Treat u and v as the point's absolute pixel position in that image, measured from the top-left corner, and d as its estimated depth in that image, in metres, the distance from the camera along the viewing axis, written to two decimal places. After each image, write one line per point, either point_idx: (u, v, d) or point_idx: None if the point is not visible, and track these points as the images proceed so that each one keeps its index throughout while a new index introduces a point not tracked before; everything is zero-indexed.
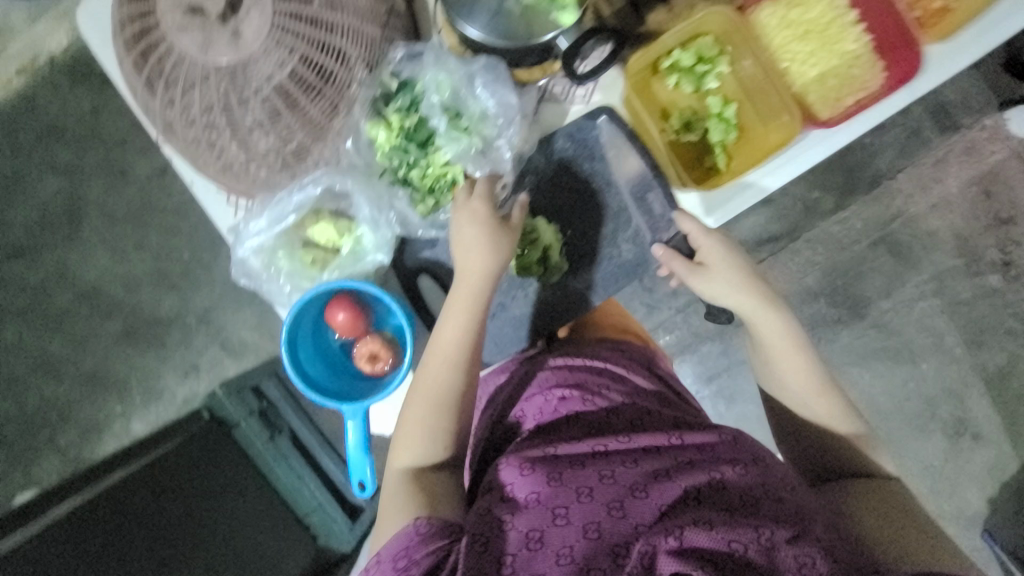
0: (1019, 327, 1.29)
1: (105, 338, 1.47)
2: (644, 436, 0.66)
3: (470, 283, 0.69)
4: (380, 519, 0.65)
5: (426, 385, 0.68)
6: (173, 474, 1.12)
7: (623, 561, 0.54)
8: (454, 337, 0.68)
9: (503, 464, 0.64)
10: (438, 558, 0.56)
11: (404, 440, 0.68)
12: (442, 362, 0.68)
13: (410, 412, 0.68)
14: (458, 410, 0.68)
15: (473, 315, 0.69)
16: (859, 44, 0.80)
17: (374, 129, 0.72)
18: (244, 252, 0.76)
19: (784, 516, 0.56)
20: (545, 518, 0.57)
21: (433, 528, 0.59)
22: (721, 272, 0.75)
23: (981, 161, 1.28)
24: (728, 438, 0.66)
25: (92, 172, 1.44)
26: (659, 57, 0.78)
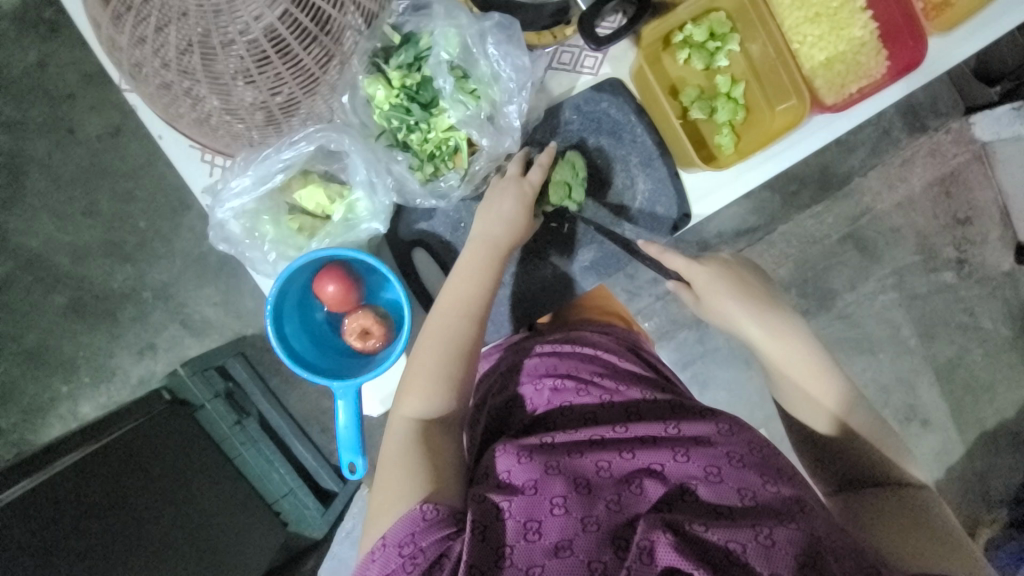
0: (969, 322, 1.37)
1: (49, 313, 1.34)
2: (641, 426, 0.62)
3: (491, 240, 0.69)
4: (380, 482, 0.58)
5: (437, 336, 0.65)
6: (133, 455, 1.03)
7: (624, 554, 0.50)
8: (467, 290, 0.67)
9: (499, 450, 0.60)
10: (445, 546, 0.51)
11: (413, 384, 0.63)
12: (459, 309, 0.66)
13: (419, 364, 0.64)
14: (468, 365, 0.65)
15: (488, 271, 0.68)
16: (866, 30, 0.80)
17: (372, 85, 0.67)
18: (224, 215, 0.71)
19: (784, 511, 0.54)
20: (541, 506, 0.53)
21: (442, 512, 0.53)
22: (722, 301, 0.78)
23: (945, 162, 1.33)
24: (725, 426, 0.63)
25: (36, 128, 1.29)
26: (671, 31, 0.76)
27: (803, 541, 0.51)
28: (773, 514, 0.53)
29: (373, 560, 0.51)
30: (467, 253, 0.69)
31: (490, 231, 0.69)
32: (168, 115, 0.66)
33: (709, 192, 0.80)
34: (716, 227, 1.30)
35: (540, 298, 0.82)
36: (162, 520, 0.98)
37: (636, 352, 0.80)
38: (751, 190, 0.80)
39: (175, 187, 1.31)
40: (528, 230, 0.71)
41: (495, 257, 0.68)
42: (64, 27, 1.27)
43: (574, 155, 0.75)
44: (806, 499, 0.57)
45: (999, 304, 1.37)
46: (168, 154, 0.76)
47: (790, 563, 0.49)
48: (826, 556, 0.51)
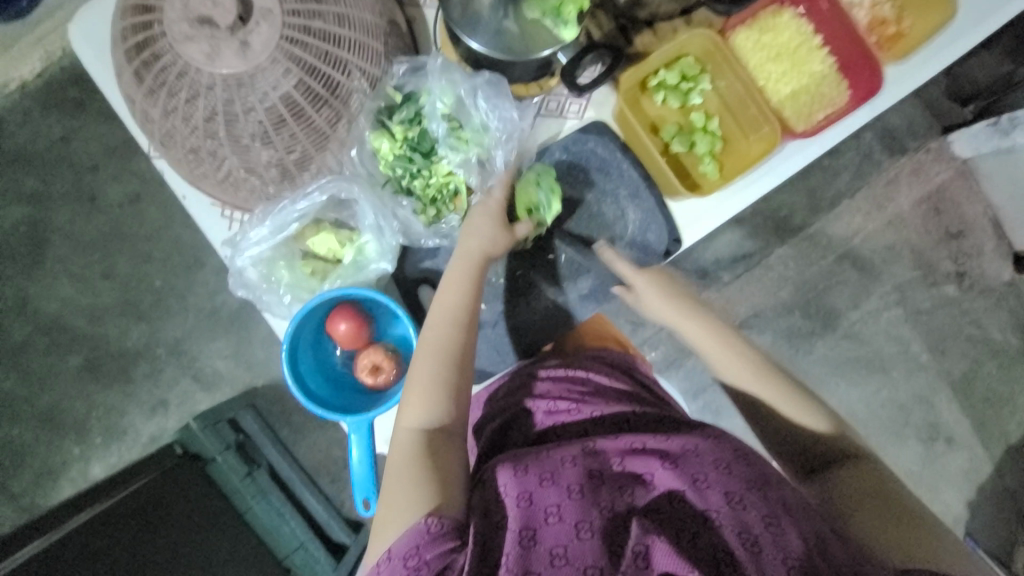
0: (978, 334, 1.37)
1: (66, 374, 1.37)
2: (632, 437, 0.64)
3: (470, 254, 0.71)
4: (386, 503, 0.58)
5: (428, 348, 0.66)
6: (131, 527, 1.00)
7: (619, 560, 0.50)
8: (453, 301, 0.68)
9: (498, 465, 0.60)
10: (449, 558, 0.50)
11: (411, 398, 0.64)
12: (448, 320, 0.67)
13: (414, 376, 0.65)
14: (461, 371, 0.66)
15: (470, 280, 0.70)
16: (825, 64, 0.87)
17: (377, 139, 0.73)
18: (242, 263, 0.76)
19: (773, 515, 0.53)
20: (535, 515, 0.53)
21: (446, 524, 0.53)
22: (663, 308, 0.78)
23: (928, 180, 1.39)
24: (711, 435, 0.63)
25: (62, 198, 1.38)
26: (646, 76, 0.84)
27: (798, 547, 0.50)
28: (760, 517, 0.52)
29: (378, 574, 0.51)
30: (452, 268, 0.71)
31: (474, 245, 0.71)
32: (193, 176, 0.72)
33: (695, 219, 0.85)
34: (712, 255, 1.34)
35: (542, 328, 0.86)
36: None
37: (631, 373, 0.81)
38: (734, 212, 0.84)
39: (190, 245, 1.38)
40: (510, 247, 0.75)
41: (473, 268, 0.70)
42: (90, 106, 1.39)
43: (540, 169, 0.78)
44: (796, 499, 0.56)
45: (1006, 314, 1.38)
46: (189, 211, 0.82)
47: (780, 568, 0.49)
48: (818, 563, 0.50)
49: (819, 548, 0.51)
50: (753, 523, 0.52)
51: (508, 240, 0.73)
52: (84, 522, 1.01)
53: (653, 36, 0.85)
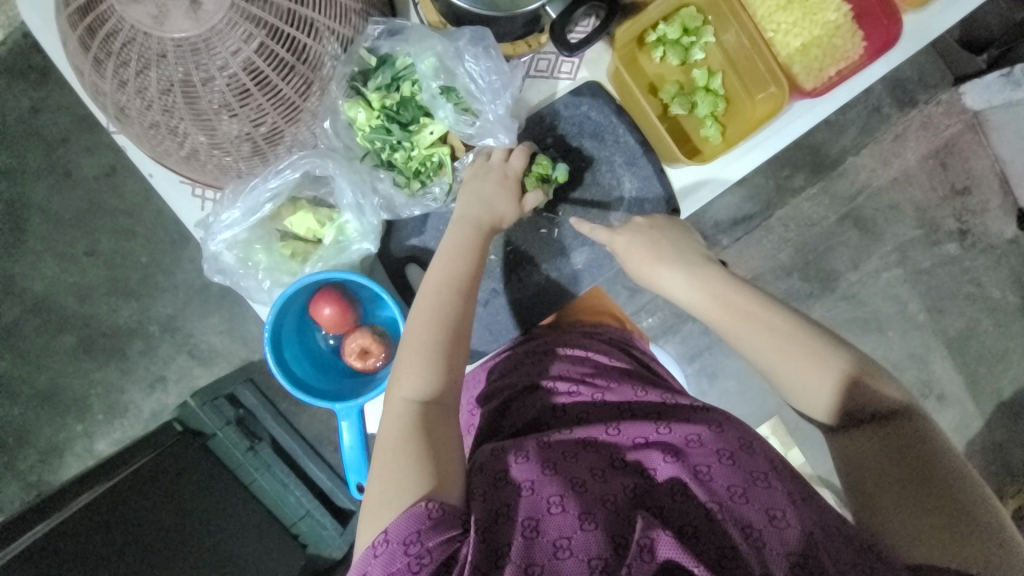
0: (977, 292, 1.35)
1: (60, 354, 1.36)
2: (632, 426, 0.63)
3: (473, 227, 0.68)
4: (377, 478, 0.55)
5: (424, 317, 0.63)
6: (135, 506, 1.01)
7: (623, 551, 0.50)
8: (452, 268, 0.66)
9: (499, 451, 0.60)
10: (453, 547, 0.49)
11: (408, 365, 0.61)
12: (449, 288, 0.65)
13: (407, 348, 0.63)
14: (459, 341, 0.63)
15: (471, 248, 0.67)
16: (840, 13, 0.80)
17: (352, 109, 0.67)
18: (217, 247, 0.72)
19: (777, 510, 0.54)
20: (538, 505, 0.53)
21: (447, 511, 0.51)
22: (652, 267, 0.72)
23: (937, 134, 1.32)
24: (714, 424, 0.63)
25: (35, 173, 1.32)
26: (644, 31, 0.77)
27: (798, 541, 0.51)
28: (764, 513, 0.53)
29: (374, 557, 0.49)
30: (450, 233, 0.69)
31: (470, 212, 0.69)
32: (157, 154, 0.67)
33: (694, 187, 0.80)
34: (711, 217, 1.30)
35: (536, 303, 0.83)
36: (181, 559, 0.98)
37: (629, 351, 0.80)
38: (736, 179, 0.80)
39: (173, 220, 1.33)
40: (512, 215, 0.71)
41: (478, 235, 0.68)
42: (54, 73, 1.30)
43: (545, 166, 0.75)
44: (794, 492, 0.57)
45: (1006, 272, 1.36)
46: (159, 191, 0.77)
47: (781, 564, 0.50)
48: (822, 558, 0.51)
49: (824, 540, 0.52)
50: (756, 519, 0.53)
51: (517, 210, 0.71)
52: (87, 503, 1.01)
53: None
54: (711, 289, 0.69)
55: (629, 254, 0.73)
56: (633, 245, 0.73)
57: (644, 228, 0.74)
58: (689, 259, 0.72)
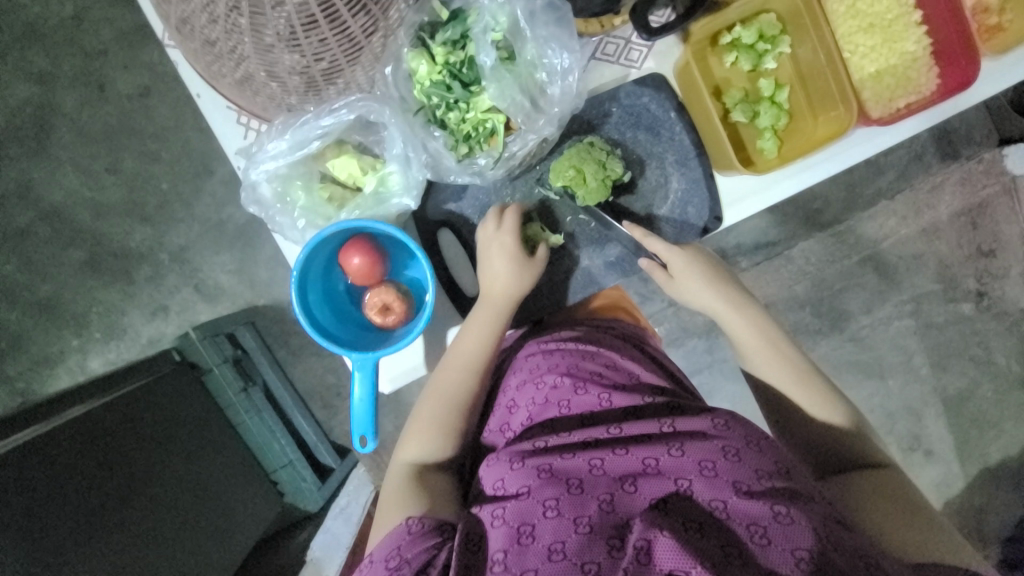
0: (982, 356, 1.35)
1: (67, 267, 1.35)
2: (636, 424, 0.62)
3: (491, 303, 0.73)
4: (379, 513, 0.64)
5: (440, 384, 0.71)
6: (98, 454, 0.92)
7: (619, 554, 0.50)
8: (467, 344, 0.72)
9: (493, 461, 0.62)
10: (430, 555, 0.54)
11: (415, 430, 0.70)
12: (460, 363, 0.72)
13: (422, 407, 0.71)
14: (463, 411, 0.71)
15: (492, 331, 0.73)
16: (920, 45, 0.78)
17: (415, 60, 0.66)
18: (257, 177, 0.71)
19: (782, 505, 0.51)
20: (534, 510, 0.54)
21: (427, 524, 0.57)
22: (690, 284, 0.77)
23: (974, 192, 1.31)
24: (719, 421, 0.61)
25: (69, 81, 1.30)
26: (719, 31, 0.75)
27: (806, 540, 0.49)
28: (768, 509, 0.51)
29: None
30: (476, 309, 0.74)
31: (490, 290, 0.73)
32: (209, 74, 0.66)
33: (742, 196, 0.79)
34: (735, 238, 1.28)
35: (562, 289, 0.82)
36: (153, 510, 0.94)
37: (642, 348, 0.79)
38: (784, 197, 0.78)
39: (199, 152, 1.31)
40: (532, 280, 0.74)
41: (497, 312, 0.73)
42: None
43: (619, 175, 0.74)
44: (802, 488, 0.56)
45: (1015, 340, 1.35)
46: (204, 112, 0.76)
47: (787, 561, 0.48)
48: (829, 551, 0.49)
49: (828, 536, 0.50)
50: (760, 513, 0.51)
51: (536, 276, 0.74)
52: (34, 437, 0.86)
53: None
54: (751, 323, 0.76)
55: (676, 270, 0.77)
56: (683, 262, 0.77)
57: (696, 254, 0.78)
58: (721, 282, 0.78)
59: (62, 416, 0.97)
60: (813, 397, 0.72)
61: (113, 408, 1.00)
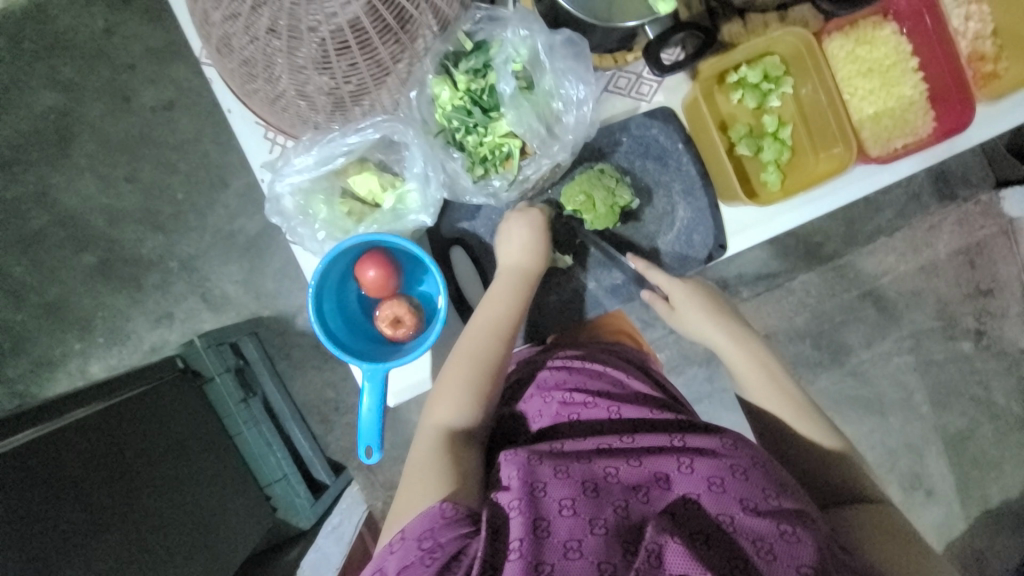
0: (982, 395, 1.35)
1: (77, 271, 1.37)
2: (648, 436, 0.62)
3: (513, 274, 0.74)
4: (408, 485, 0.62)
5: (463, 355, 0.70)
6: (100, 459, 0.89)
7: (631, 557, 0.51)
8: (493, 313, 0.72)
9: (507, 455, 0.59)
10: (464, 543, 0.52)
11: (441, 398, 0.68)
12: (485, 332, 0.71)
13: (443, 380, 0.70)
14: (492, 378, 0.69)
15: (515, 301, 0.73)
16: (916, 90, 0.82)
17: (439, 85, 0.69)
18: (281, 189, 0.74)
19: (787, 525, 0.53)
20: (550, 507, 0.54)
21: (460, 510, 0.55)
22: (689, 314, 0.80)
23: (971, 233, 1.34)
24: (728, 437, 0.62)
25: (95, 93, 1.35)
26: (726, 70, 0.79)
27: (808, 560, 0.51)
28: (774, 528, 0.52)
29: (391, 553, 0.54)
30: (496, 283, 0.75)
31: (509, 261, 0.75)
32: (243, 90, 0.69)
33: (743, 227, 0.82)
34: (737, 268, 1.30)
35: (569, 308, 0.84)
36: (147, 515, 0.91)
37: (644, 370, 0.79)
38: (783, 229, 0.82)
39: (217, 164, 1.35)
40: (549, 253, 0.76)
41: (521, 283, 0.74)
42: (137, 3, 1.34)
43: (627, 202, 0.77)
44: (808, 510, 0.56)
45: (1015, 381, 1.36)
46: (233, 127, 0.80)
47: None
48: (829, 571, 0.51)
49: (830, 559, 0.52)
50: (767, 530, 0.52)
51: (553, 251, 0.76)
52: (43, 434, 0.84)
53: (742, 27, 0.79)
54: (750, 355, 0.77)
55: (676, 300, 0.80)
56: (683, 294, 0.80)
57: (697, 286, 0.81)
58: (722, 314, 0.80)
59: (75, 413, 0.96)
60: (811, 428, 0.72)
61: (124, 407, 0.98)
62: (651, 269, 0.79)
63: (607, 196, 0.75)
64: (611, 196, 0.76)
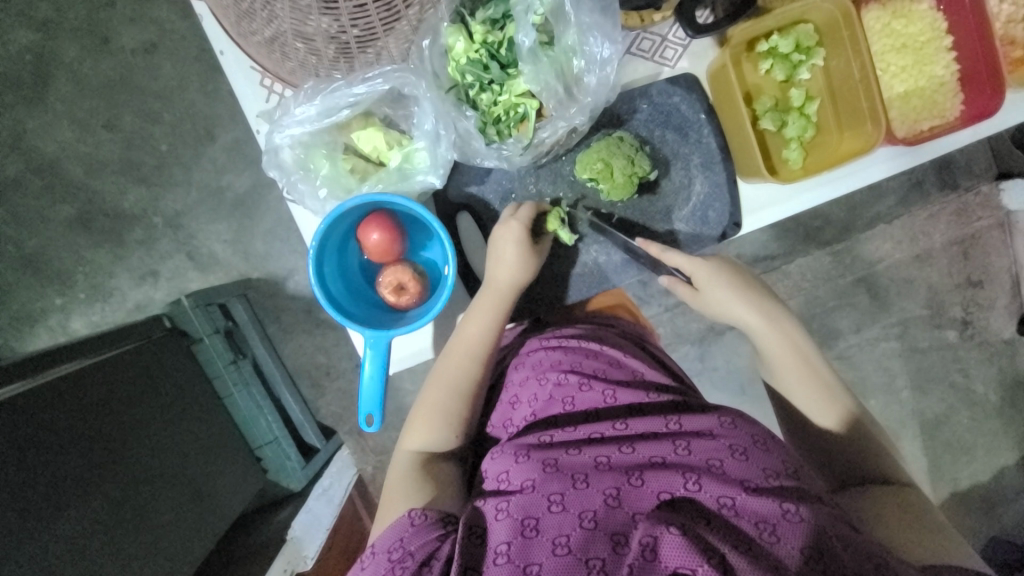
0: (962, 382, 1.37)
1: (55, 222, 1.30)
2: (641, 422, 0.62)
3: (495, 291, 0.73)
4: (385, 500, 0.64)
5: (441, 376, 0.71)
6: (88, 418, 0.86)
7: (623, 550, 0.49)
8: (474, 333, 0.72)
9: (499, 453, 0.62)
10: (434, 547, 0.53)
11: (420, 419, 0.70)
12: (465, 353, 0.72)
13: (423, 402, 0.71)
14: (470, 402, 0.71)
15: (496, 323, 0.73)
16: (948, 70, 0.79)
17: (453, 35, 0.64)
18: (280, 141, 0.69)
19: (791, 503, 0.51)
20: (539, 504, 0.53)
21: (430, 517, 0.56)
22: (716, 295, 0.78)
23: (968, 224, 1.34)
24: (726, 418, 0.61)
25: (72, 32, 1.26)
26: (758, 37, 0.75)
27: (811, 536, 0.49)
28: (777, 506, 0.50)
29: (362, 568, 0.53)
30: (479, 298, 0.74)
31: (496, 279, 0.73)
32: (238, 30, 0.63)
33: (762, 205, 0.79)
34: (736, 249, 1.28)
35: (577, 282, 0.82)
36: (132, 473, 0.89)
37: (643, 346, 0.78)
38: (805, 207, 0.79)
39: (203, 115, 1.27)
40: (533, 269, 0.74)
41: (502, 302, 0.73)
42: None
43: (645, 172, 0.74)
44: (809, 489, 0.55)
45: (996, 370, 1.37)
46: (225, 71, 0.74)
47: (797, 561, 0.47)
48: (835, 548, 0.49)
49: (835, 533, 0.50)
50: (769, 512, 0.50)
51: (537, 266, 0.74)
52: (14, 396, 0.78)
53: None
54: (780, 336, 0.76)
55: (701, 283, 0.79)
56: (708, 274, 0.78)
57: (722, 265, 0.79)
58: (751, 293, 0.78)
59: (57, 370, 0.91)
60: (833, 406, 0.74)
61: (105, 367, 0.93)
62: (674, 253, 0.77)
63: (624, 164, 0.72)
64: (628, 163, 0.72)
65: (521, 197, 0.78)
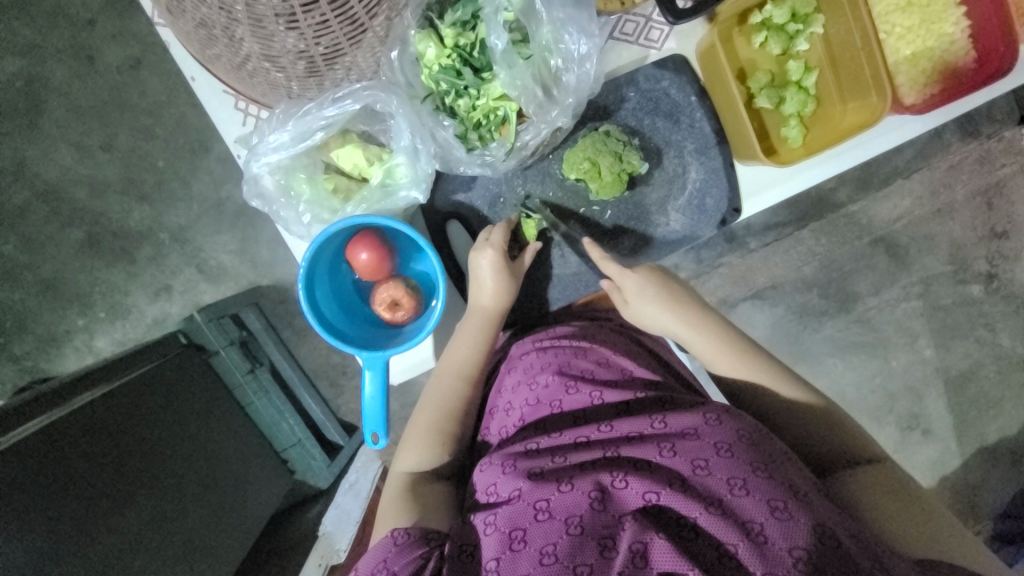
0: (987, 337, 1.32)
1: (66, 246, 1.32)
2: (626, 422, 0.60)
3: (478, 313, 0.73)
4: (376, 520, 0.65)
5: (432, 396, 0.71)
6: (117, 437, 0.89)
7: (610, 555, 0.49)
8: (460, 355, 0.72)
9: (486, 464, 0.61)
10: (418, 564, 0.54)
11: (411, 442, 0.70)
12: (452, 374, 0.72)
13: (416, 422, 0.72)
14: (460, 421, 0.71)
15: (481, 343, 0.73)
16: (958, 27, 0.73)
17: (422, 42, 0.62)
18: (259, 169, 0.68)
19: (779, 501, 0.50)
20: (526, 514, 0.53)
21: (412, 535, 0.57)
22: (647, 306, 0.73)
23: (990, 172, 1.27)
24: (712, 413, 0.58)
25: (57, 54, 1.25)
26: (750, 9, 0.72)
27: (797, 535, 0.48)
28: (765, 504, 0.50)
29: None
30: (465, 321, 0.74)
31: (478, 301, 0.73)
32: (204, 56, 0.62)
33: (760, 188, 0.76)
34: (745, 219, 1.24)
35: (573, 282, 0.80)
36: (163, 486, 0.92)
37: (637, 339, 0.77)
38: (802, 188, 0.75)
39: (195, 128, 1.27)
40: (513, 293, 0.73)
41: (484, 322, 0.73)
42: None
43: (636, 167, 0.71)
44: (797, 480, 0.54)
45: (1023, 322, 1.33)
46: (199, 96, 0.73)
47: (786, 564, 0.47)
48: (826, 547, 0.48)
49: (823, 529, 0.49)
50: (758, 512, 0.50)
51: (516, 284, 0.73)
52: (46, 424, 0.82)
53: None
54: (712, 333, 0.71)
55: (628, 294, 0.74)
56: (635, 288, 0.73)
57: (651, 271, 0.74)
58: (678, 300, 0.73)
59: (79, 398, 0.92)
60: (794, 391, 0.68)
61: (127, 390, 0.95)
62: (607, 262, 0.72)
63: (613, 159, 0.69)
64: (617, 156, 0.70)
65: (510, 200, 0.77)
